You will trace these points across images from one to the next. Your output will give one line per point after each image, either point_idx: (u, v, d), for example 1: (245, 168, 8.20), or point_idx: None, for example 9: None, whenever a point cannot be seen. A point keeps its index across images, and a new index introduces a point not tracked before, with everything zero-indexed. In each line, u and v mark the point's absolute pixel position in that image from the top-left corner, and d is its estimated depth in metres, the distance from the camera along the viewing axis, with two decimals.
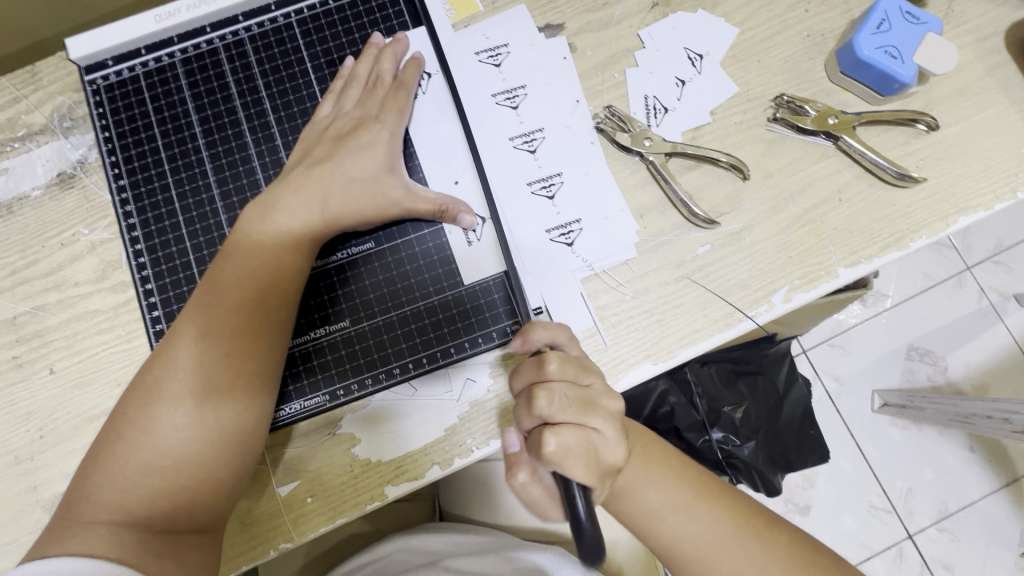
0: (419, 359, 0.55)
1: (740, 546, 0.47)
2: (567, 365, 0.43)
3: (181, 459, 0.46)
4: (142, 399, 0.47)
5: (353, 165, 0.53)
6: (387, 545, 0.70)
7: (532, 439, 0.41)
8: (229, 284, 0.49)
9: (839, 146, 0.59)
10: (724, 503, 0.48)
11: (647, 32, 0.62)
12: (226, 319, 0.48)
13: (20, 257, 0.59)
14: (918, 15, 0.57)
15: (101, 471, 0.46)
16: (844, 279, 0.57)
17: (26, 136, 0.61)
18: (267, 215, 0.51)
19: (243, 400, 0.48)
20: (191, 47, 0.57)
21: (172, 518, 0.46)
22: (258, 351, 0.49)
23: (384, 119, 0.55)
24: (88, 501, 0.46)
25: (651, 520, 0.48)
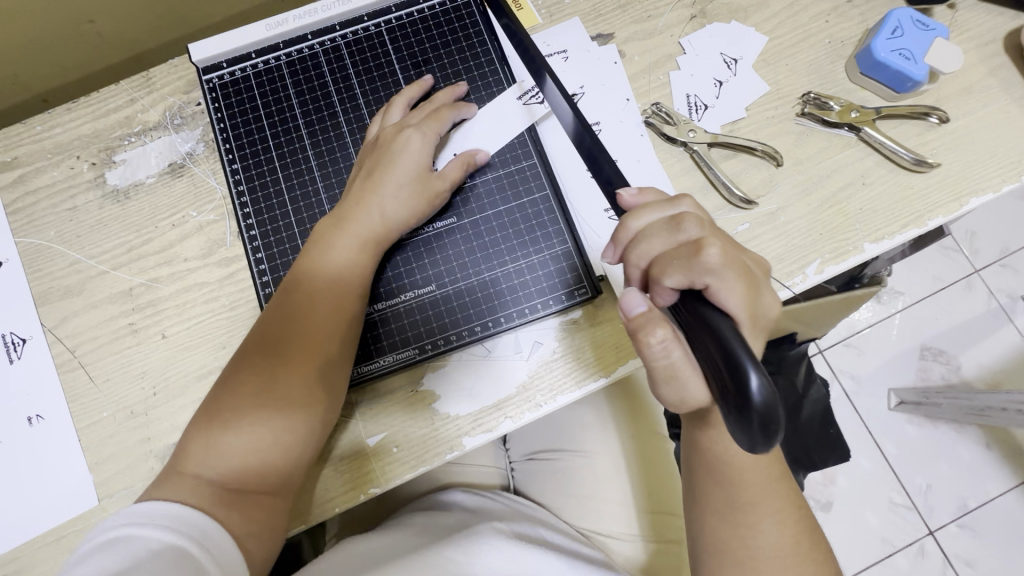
0: (497, 318, 0.62)
1: (789, 531, 0.51)
2: (702, 210, 0.45)
3: (260, 427, 0.53)
4: (231, 374, 0.55)
5: (398, 173, 0.59)
6: (450, 495, 0.78)
7: (684, 250, 0.40)
8: (309, 275, 0.57)
9: (860, 137, 0.66)
10: (787, 494, 0.53)
11: (687, 40, 0.70)
12: (305, 303, 0.56)
13: (136, 236, 0.67)
14: (928, 23, 0.65)
15: (195, 435, 0.53)
16: (869, 253, 0.64)
17: (142, 132, 0.70)
18: (341, 227, 0.58)
19: (314, 377, 0.55)
20: (295, 51, 0.66)
21: (247, 481, 0.52)
22: (328, 335, 0.56)
23: (421, 126, 0.60)
24: (185, 459, 0.52)
25: (728, 473, 0.51)
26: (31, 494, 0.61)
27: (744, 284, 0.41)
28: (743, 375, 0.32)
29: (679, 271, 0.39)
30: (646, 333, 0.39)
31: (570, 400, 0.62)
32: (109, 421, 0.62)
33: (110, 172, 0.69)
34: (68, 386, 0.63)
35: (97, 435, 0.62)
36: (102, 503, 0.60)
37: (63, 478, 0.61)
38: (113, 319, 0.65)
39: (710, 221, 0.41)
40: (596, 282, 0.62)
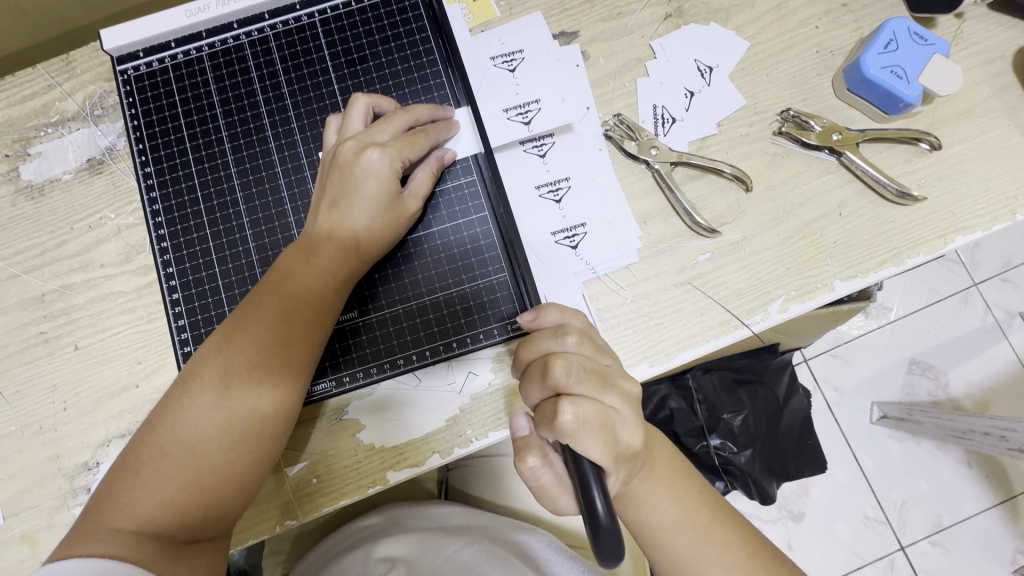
0: (422, 351, 0.58)
1: (740, 570, 0.48)
2: (585, 342, 0.44)
3: (199, 469, 0.48)
4: (170, 412, 0.49)
5: (361, 201, 0.52)
6: (403, 511, 0.76)
7: (545, 413, 0.40)
8: (267, 309, 0.51)
9: (842, 162, 0.60)
10: (728, 534, 0.49)
11: (659, 43, 0.63)
12: (262, 342, 0.50)
13: (50, 238, 0.62)
14: (926, 36, 0.58)
15: (133, 480, 0.48)
16: (840, 291, 0.59)
17: (59, 122, 0.64)
18: (311, 259, 0.53)
19: (262, 409, 0.50)
20: (218, 42, 0.62)
21: (190, 529, 0.48)
22: (277, 364, 0.50)
23: (388, 146, 0.53)
24: (117, 509, 0.47)
25: (657, 533, 0.49)
26: None
27: (615, 429, 0.41)
28: (590, 500, 0.36)
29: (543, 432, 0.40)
30: (521, 458, 0.42)
31: (502, 437, 0.58)
32: (17, 436, 0.59)
33: (24, 166, 0.64)
34: None
35: (4, 450, 0.59)
36: (9, 521, 0.57)
37: None
38: (24, 327, 0.61)
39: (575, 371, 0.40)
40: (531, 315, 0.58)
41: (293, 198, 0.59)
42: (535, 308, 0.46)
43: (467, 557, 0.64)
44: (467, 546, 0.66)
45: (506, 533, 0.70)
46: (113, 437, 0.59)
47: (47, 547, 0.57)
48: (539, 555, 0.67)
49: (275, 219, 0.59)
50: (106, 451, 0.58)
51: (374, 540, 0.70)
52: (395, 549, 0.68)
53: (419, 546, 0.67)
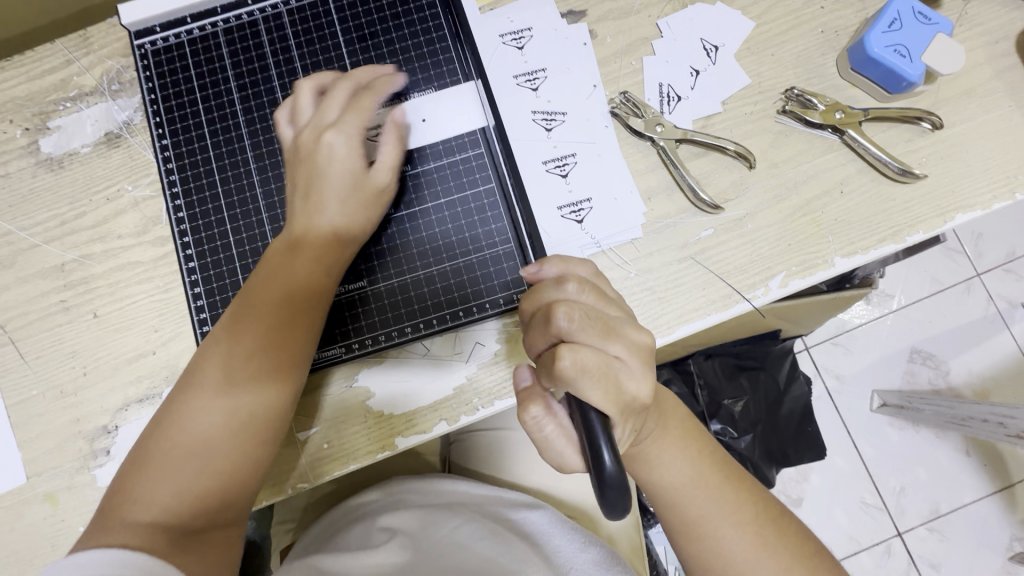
0: (430, 320, 0.59)
1: (751, 527, 0.50)
2: (587, 290, 0.45)
3: (206, 458, 0.50)
4: (175, 407, 0.51)
5: (329, 186, 0.54)
6: (404, 486, 0.78)
7: (547, 358, 0.42)
8: (259, 302, 0.52)
9: (844, 140, 0.61)
10: (740, 493, 0.51)
11: (666, 22, 0.64)
12: (255, 333, 0.52)
13: (69, 209, 0.64)
14: (931, 16, 0.58)
15: (143, 475, 0.49)
16: (839, 268, 0.60)
17: (77, 97, 0.65)
18: (297, 247, 0.54)
19: (263, 396, 0.52)
20: (233, 17, 0.63)
21: (202, 518, 0.49)
22: (277, 351, 0.52)
23: (341, 124, 0.54)
24: (127, 506, 0.48)
25: (673, 492, 0.51)
26: None
27: (614, 380, 0.41)
28: (598, 452, 0.38)
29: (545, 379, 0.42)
30: (525, 408, 0.44)
31: (507, 406, 0.60)
32: (40, 400, 0.61)
33: (44, 139, 0.65)
34: None
35: (26, 413, 0.61)
36: (31, 481, 0.60)
37: None
38: (45, 295, 0.63)
39: (578, 317, 0.41)
40: None
41: None
42: (538, 261, 0.47)
43: (466, 535, 0.65)
44: (466, 523, 0.67)
45: (506, 511, 0.72)
46: (131, 402, 0.61)
47: (68, 507, 0.59)
48: (537, 528, 0.69)
49: None
50: (125, 415, 0.60)
51: (376, 516, 0.72)
52: (396, 523, 0.69)
53: (420, 520, 0.69)
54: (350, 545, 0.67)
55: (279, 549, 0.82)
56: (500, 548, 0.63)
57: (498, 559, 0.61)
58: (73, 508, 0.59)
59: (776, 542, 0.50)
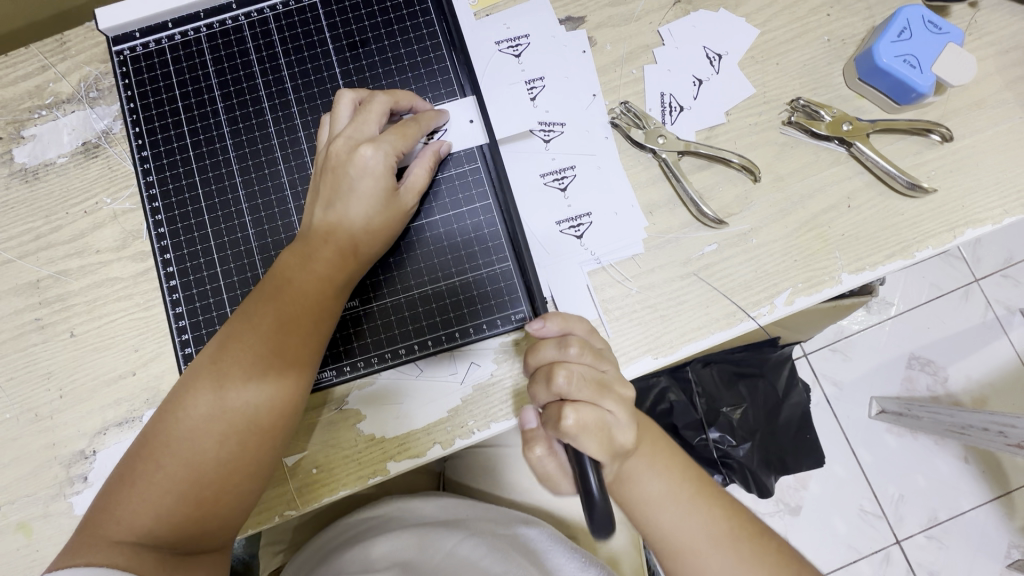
0: (424, 341, 0.57)
1: (725, 542, 0.48)
2: (588, 351, 0.44)
3: (197, 481, 0.48)
4: (167, 426, 0.49)
5: (357, 200, 0.51)
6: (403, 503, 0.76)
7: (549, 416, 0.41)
8: (263, 318, 0.50)
9: (851, 153, 0.59)
10: (715, 506, 0.49)
11: (668, 29, 0.62)
12: (261, 354, 0.50)
13: (45, 223, 0.61)
14: (940, 25, 0.57)
15: (130, 493, 0.48)
16: (847, 285, 0.58)
17: (54, 105, 0.63)
18: (307, 263, 0.52)
19: (259, 423, 0.50)
20: (217, 23, 0.60)
21: (189, 542, 0.48)
22: (274, 376, 0.50)
23: (380, 141, 0.52)
24: (118, 519, 0.47)
25: (645, 508, 0.49)
26: None
27: (612, 435, 0.41)
28: (584, 473, 0.39)
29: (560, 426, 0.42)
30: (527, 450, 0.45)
31: (504, 428, 0.58)
32: (13, 424, 0.58)
33: (18, 149, 0.62)
34: None
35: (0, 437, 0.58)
36: (4, 509, 0.57)
37: None
38: (19, 313, 0.60)
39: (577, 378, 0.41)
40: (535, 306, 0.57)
41: (293, 183, 0.58)
42: (541, 317, 0.46)
43: (463, 553, 0.64)
44: (466, 539, 0.66)
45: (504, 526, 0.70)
46: (110, 425, 0.58)
47: (43, 536, 0.56)
48: (538, 545, 0.67)
49: (275, 205, 0.58)
50: (103, 439, 0.58)
51: (372, 538, 0.69)
52: (393, 546, 0.67)
53: (417, 542, 0.67)
54: (347, 565, 0.65)
55: (269, 570, 0.79)
56: (499, 566, 0.61)
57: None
58: (49, 537, 0.56)
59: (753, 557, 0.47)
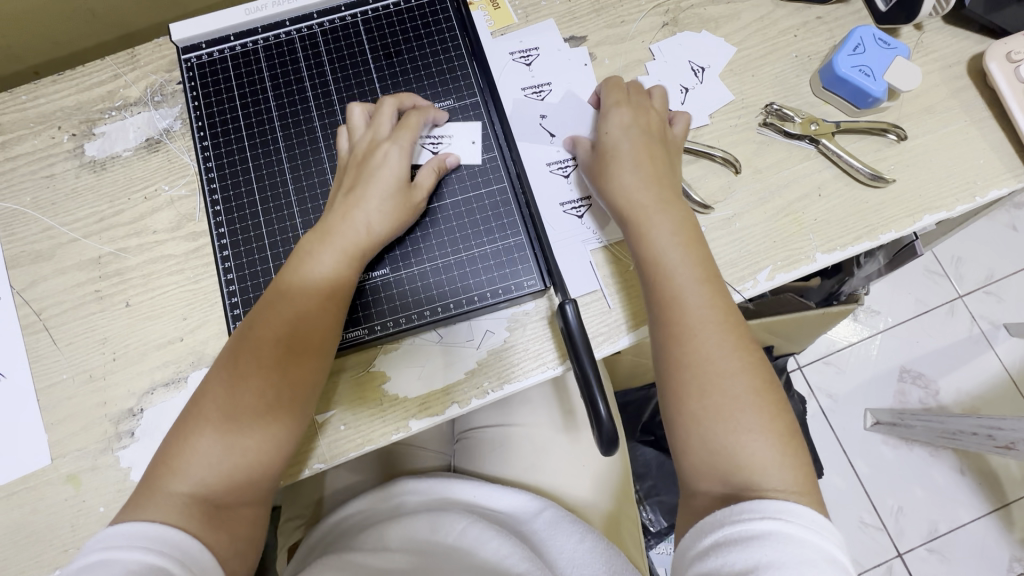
0: (446, 304, 0.63)
1: (748, 395, 0.52)
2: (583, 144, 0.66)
3: (238, 439, 0.53)
4: (211, 391, 0.55)
5: (378, 186, 0.60)
6: (416, 484, 0.77)
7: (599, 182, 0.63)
8: (294, 291, 0.57)
9: (819, 150, 0.68)
10: (748, 361, 0.53)
11: (657, 47, 0.72)
12: (290, 321, 0.56)
13: (108, 207, 0.69)
14: (889, 41, 0.67)
15: (180, 453, 0.53)
16: (821, 263, 0.65)
17: (123, 107, 0.72)
18: (326, 240, 0.59)
19: (290, 383, 0.55)
20: (272, 37, 0.70)
21: (232, 498, 0.53)
22: (303, 341, 0.56)
23: (396, 139, 0.61)
24: (171, 477, 0.52)
25: (686, 325, 0.54)
26: None
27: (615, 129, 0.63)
28: (596, 407, 0.52)
29: (593, 180, 0.63)
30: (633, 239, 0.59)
31: (516, 390, 0.64)
32: (69, 383, 0.64)
33: (89, 143, 0.71)
34: (32, 348, 0.65)
35: (56, 397, 0.64)
36: (56, 462, 0.62)
37: (19, 436, 0.62)
38: (80, 285, 0.67)
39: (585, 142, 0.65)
40: (546, 275, 0.64)
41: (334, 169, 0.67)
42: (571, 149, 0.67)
43: (472, 538, 0.66)
44: (473, 524, 0.67)
45: (507, 519, 0.73)
46: (157, 385, 0.64)
47: (90, 487, 0.61)
48: (541, 535, 0.70)
49: (318, 188, 0.66)
50: (150, 398, 0.63)
51: (386, 523, 0.71)
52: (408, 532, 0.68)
53: (429, 525, 0.69)
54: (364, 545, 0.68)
55: (288, 546, 0.84)
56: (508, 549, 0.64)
57: (503, 563, 0.62)
58: (95, 488, 0.61)
59: (765, 414, 0.51)
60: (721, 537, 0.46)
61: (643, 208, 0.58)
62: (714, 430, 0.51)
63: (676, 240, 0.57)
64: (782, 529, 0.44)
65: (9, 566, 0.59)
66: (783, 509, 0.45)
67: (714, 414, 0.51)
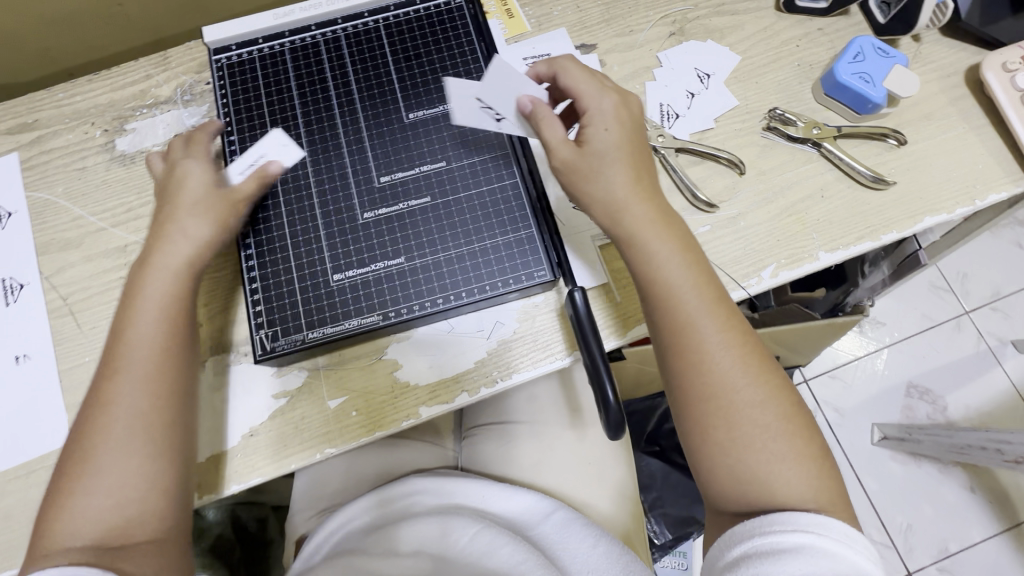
0: (459, 292, 0.65)
1: (775, 418, 0.52)
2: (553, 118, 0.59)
3: (114, 474, 0.51)
4: (77, 439, 0.53)
5: (174, 196, 0.61)
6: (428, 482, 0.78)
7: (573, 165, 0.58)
8: (138, 315, 0.56)
9: (822, 153, 0.70)
10: (770, 385, 0.53)
11: (664, 54, 0.75)
12: (133, 344, 0.55)
13: (136, 198, 0.72)
14: (888, 50, 0.70)
15: (60, 507, 0.51)
16: (824, 261, 0.67)
17: (153, 105, 0.75)
18: (150, 261, 0.58)
19: (142, 404, 0.53)
20: (298, 40, 0.74)
21: (129, 532, 0.51)
22: (128, 358, 0.54)
23: (192, 156, 0.64)
24: (53, 535, 0.50)
25: (700, 354, 0.53)
26: (8, 429, 0.64)
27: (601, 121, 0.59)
28: (603, 391, 0.54)
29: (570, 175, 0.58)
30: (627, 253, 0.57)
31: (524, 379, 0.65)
32: (91, 365, 0.66)
33: (120, 138, 0.74)
34: (57, 331, 0.67)
35: (77, 378, 0.65)
36: None
37: (41, 416, 0.64)
38: (106, 272, 0.69)
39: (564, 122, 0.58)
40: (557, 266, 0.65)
41: (353, 162, 0.69)
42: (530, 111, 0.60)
43: (483, 543, 0.64)
44: (484, 529, 0.66)
45: (518, 523, 0.72)
46: None
47: None
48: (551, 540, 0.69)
49: (338, 181, 0.68)
50: None
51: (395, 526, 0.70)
52: (419, 536, 0.68)
53: (438, 528, 0.68)
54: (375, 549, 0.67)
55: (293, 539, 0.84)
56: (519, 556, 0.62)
57: (515, 569, 0.61)
58: None
59: (795, 438, 0.51)
60: (749, 548, 0.47)
61: (641, 229, 0.56)
62: (743, 459, 0.51)
63: (679, 259, 0.55)
64: (815, 543, 0.45)
65: (23, 544, 0.60)
66: (814, 524, 0.47)
67: (744, 444, 0.51)
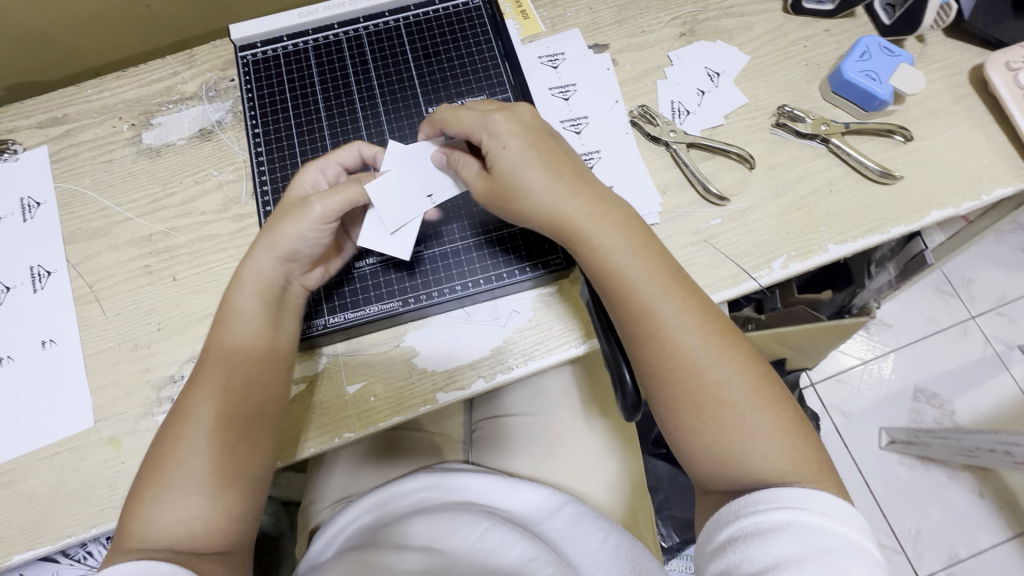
0: (478, 280, 0.67)
1: (746, 392, 0.52)
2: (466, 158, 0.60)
3: (195, 482, 0.51)
4: (159, 443, 0.53)
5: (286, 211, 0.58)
6: (446, 478, 0.76)
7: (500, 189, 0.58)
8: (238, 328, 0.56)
9: (830, 149, 0.72)
10: (738, 358, 0.53)
11: (675, 54, 0.77)
12: (234, 357, 0.55)
13: (161, 189, 0.74)
14: (893, 49, 0.72)
15: (140, 508, 0.50)
16: (833, 254, 0.68)
17: (179, 100, 0.78)
18: (244, 273, 0.57)
19: (236, 417, 0.53)
20: (321, 38, 0.76)
21: (202, 539, 0.50)
22: (232, 370, 0.55)
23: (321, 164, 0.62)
24: (131, 536, 0.49)
25: (664, 338, 0.53)
26: (34, 412, 0.65)
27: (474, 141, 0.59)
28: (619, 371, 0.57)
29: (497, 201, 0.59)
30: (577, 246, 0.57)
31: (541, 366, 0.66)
32: (116, 350, 0.67)
33: (146, 132, 0.77)
34: (83, 317, 0.69)
35: (101, 363, 0.67)
36: (98, 425, 0.65)
37: (65, 399, 0.66)
38: (131, 261, 0.71)
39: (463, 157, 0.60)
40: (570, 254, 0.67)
41: None
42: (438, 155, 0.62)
43: (495, 540, 0.62)
44: (496, 526, 0.64)
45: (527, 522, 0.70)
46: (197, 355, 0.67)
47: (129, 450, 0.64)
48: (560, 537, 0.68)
49: None
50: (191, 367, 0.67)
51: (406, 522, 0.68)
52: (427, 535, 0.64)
53: (448, 526, 0.65)
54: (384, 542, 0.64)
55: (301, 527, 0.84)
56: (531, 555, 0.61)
57: (526, 568, 0.59)
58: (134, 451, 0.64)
59: (770, 408, 0.52)
60: (736, 533, 0.47)
61: (580, 220, 0.56)
62: (721, 437, 0.51)
63: (629, 244, 0.56)
64: (800, 521, 0.45)
65: (46, 524, 0.61)
66: (802, 504, 0.46)
67: (719, 421, 0.52)
